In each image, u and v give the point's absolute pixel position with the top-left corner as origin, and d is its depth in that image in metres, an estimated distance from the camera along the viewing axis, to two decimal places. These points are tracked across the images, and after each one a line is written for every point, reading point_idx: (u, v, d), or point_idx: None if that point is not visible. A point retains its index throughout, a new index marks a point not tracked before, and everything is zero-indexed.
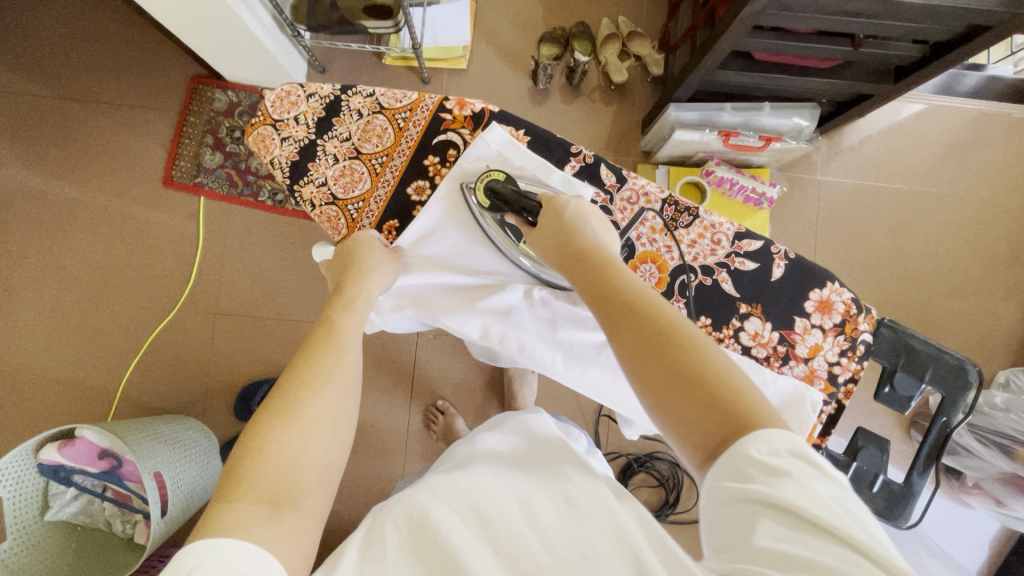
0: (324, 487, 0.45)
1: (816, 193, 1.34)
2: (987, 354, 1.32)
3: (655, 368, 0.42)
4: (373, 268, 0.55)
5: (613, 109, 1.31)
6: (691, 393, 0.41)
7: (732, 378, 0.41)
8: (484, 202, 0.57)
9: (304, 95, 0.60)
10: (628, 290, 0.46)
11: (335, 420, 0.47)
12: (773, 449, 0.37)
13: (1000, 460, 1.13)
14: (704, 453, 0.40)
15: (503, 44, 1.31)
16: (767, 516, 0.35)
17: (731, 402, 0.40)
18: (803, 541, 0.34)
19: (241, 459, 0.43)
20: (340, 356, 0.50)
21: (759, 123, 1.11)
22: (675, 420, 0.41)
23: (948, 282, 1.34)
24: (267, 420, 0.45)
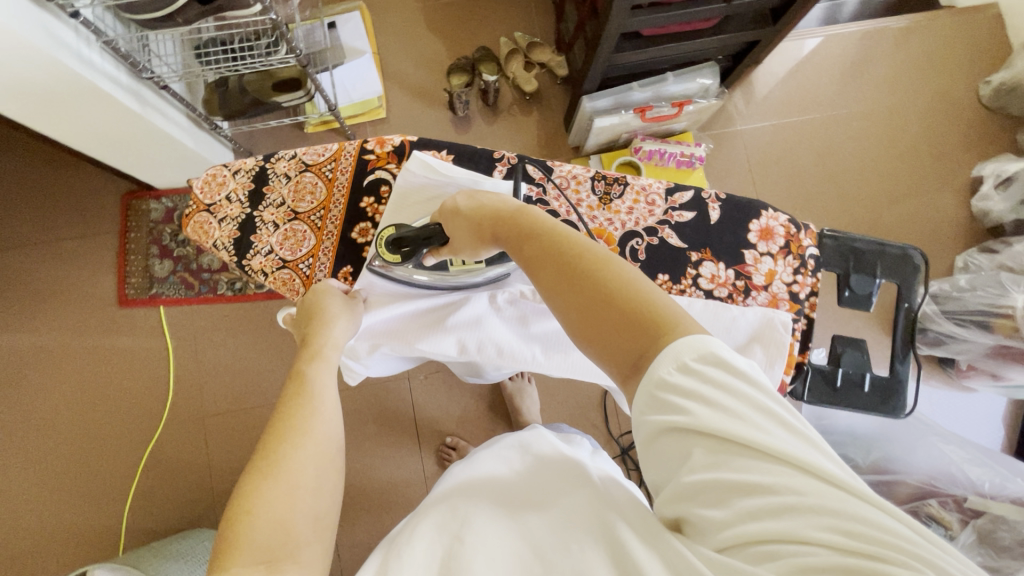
0: (321, 537, 0.45)
1: (742, 141, 1.41)
2: (940, 245, 1.39)
3: (571, 298, 0.46)
4: (337, 314, 0.56)
5: (534, 117, 1.37)
6: (604, 312, 0.44)
7: (642, 290, 0.44)
8: (393, 259, 0.57)
9: (230, 175, 0.63)
10: (537, 239, 0.49)
11: (320, 469, 0.47)
12: (682, 366, 0.41)
13: (981, 335, 1.18)
14: (626, 368, 0.44)
15: (415, 85, 1.36)
16: (692, 443, 0.39)
17: (644, 314, 0.43)
18: (730, 459, 0.38)
19: (231, 524, 0.42)
20: (316, 407, 0.50)
21: (668, 93, 1.17)
22: (594, 341, 0.45)
23: (886, 189, 1.41)
24: (252, 482, 0.44)
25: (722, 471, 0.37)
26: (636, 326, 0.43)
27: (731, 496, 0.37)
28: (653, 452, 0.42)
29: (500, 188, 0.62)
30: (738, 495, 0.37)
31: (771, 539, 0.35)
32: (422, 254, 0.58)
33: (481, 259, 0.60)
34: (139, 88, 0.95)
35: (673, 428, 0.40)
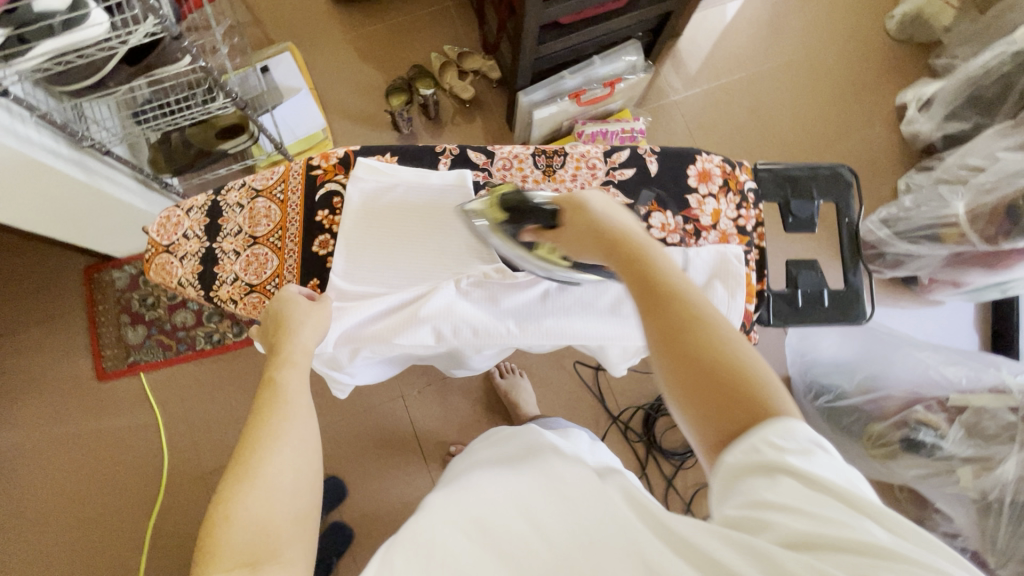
0: (302, 533, 0.45)
1: (679, 111, 1.46)
2: (880, 174, 1.46)
3: (674, 348, 0.43)
4: (303, 321, 0.58)
5: (477, 122, 1.40)
6: (715, 377, 0.41)
7: (751, 365, 0.42)
8: (492, 217, 0.60)
9: (184, 213, 0.64)
10: (661, 281, 0.45)
11: (297, 470, 0.48)
12: (787, 437, 0.38)
13: (934, 248, 1.24)
14: (721, 433, 0.40)
15: (357, 112, 1.39)
16: (782, 473, 0.37)
17: (749, 390, 0.41)
18: (822, 503, 0.35)
19: (212, 529, 0.43)
20: (288, 411, 0.51)
21: (598, 75, 1.22)
22: (696, 397, 0.41)
23: (820, 131, 1.48)
24: (229, 487, 0.45)
25: (815, 511, 0.35)
26: (740, 401, 0.40)
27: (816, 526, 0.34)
28: (731, 478, 0.39)
29: (447, 179, 0.65)
30: (814, 520, 0.34)
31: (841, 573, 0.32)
32: (517, 227, 0.58)
33: (567, 258, 0.58)
34: (84, 158, 0.96)
35: (761, 455, 0.38)
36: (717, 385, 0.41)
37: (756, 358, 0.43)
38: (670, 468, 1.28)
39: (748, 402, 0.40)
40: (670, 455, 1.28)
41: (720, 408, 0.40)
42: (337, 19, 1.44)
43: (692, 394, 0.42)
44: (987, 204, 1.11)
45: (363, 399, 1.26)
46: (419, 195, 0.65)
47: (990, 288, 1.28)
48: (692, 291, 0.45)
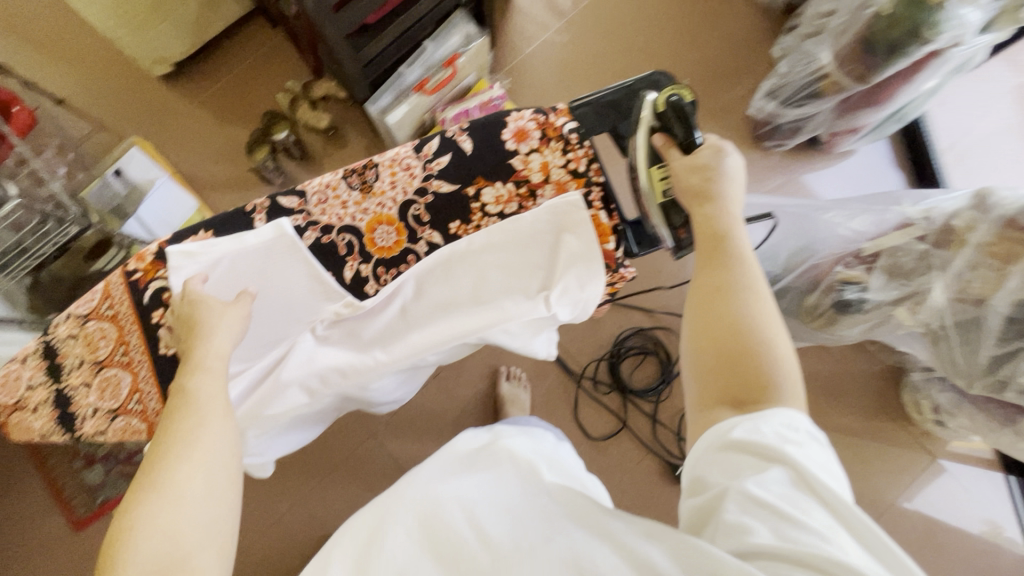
0: (216, 542, 0.46)
1: (539, 61, 1.42)
2: (750, 53, 1.46)
3: (722, 332, 0.53)
4: (215, 326, 0.57)
5: (348, 147, 1.38)
6: (738, 344, 0.52)
7: (781, 362, 0.52)
8: (658, 103, 0.64)
9: (21, 364, 0.62)
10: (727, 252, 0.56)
11: (210, 478, 0.48)
12: (789, 426, 0.47)
13: (820, 104, 1.22)
14: (725, 393, 0.52)
15: (228, 180, 1.35)
16: (774, 464, 0.45)
17: (762, 368, 0.51)
18: (802, 495, 0.42)
19: (115, 544, 0.43)
20: (202, 418, 0.51)
21: (435, 58, 1.18)
22: (713, 344, 0.54)
23: (680, 33, 1.47)
24: (135, 499, 0.45)
25: (784, 498, 0.42)
26: (752, 378, 0.51)
27: (771, 502, 0.42)
28: (726, 444, 0.48)
29: (264, 236, 0.62)
30: (777, 507, 0.41)
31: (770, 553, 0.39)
32: (662, 129, 0.64)
33: (666, 194, 0.64)
34: None
35: (755, 446, 0.46)
36: (734, 349, 0.52)
37: (795, 372, 0.52)
38: (649, 406, 1.29)
39: (766, 391, 0.50)
40: (645, 395, 1.28)
41: (738, 382, 0.51)
42: (175, 97, 1.39)
43: (711, 347, 0.54)
44: (846, 44, 1.08)
45: (338, 452, 1.25)
46: (243, 263, 0.62)
47: (888, 121, 1.27)
48: (774, 324, 0.53)
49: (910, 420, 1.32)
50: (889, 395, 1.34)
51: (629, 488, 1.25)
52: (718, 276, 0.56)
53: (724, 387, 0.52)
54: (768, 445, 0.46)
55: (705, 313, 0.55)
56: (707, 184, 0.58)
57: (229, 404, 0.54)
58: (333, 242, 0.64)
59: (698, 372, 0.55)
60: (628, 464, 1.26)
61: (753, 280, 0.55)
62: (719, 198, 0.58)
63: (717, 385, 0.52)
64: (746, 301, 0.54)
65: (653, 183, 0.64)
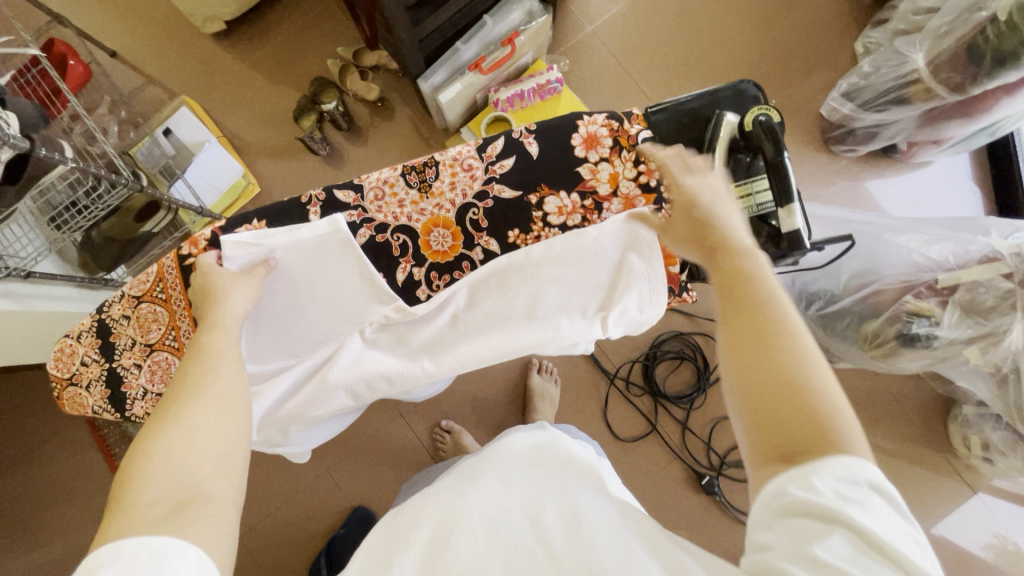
0: (232, 469, 0.46)
1: (600, 41, 1.34)
2: (828, 46, 1.35)
3: (758, 377, 0.44)
4: (229, 288, 0.57)
5: (395, 120, 1.34)
6: (780, 389, 0.43)
7: (836, 403, 0.42)
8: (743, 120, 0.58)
9: (75, 340, 0.62)
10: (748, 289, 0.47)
11: (225, 414, 0.49)
12: (852, 477, 0.38)
13: (905, 111, 1.12)
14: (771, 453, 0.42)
15: (274, 146, 1.34)
16: (835, 529, 0.36)
17: (817, 413, 0.41)
18: (873, 560, 0.35)
19: (128, 467, 0.43)
20: (216, 363, 0.51)
21: (494, 35, 1.12)
22: (747, 396, 0.44)
23: (754, 19, 1.36)
24: (151, 429, 0.45)
25: (852, 566, 0.34)
26: (806, 429, 0.41)
27: (838, 571, 0.34)
28: (782, 509, 0.38)
29: (317, 231, 0.60)
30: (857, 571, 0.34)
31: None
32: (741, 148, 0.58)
33: (739, 214, 0.59)
34: (10, 285, 0.96)
35: (810, 509, 0.37)
36: (775, 391, 0.43)
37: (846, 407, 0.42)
38: (681, 413, 1.26)
39: (822, 440, 0.40)
40: (678, 401, 1.25)
41: (788, 431, 0.41)
42: (224, 56, 1.36)
43: (752, 391, 0.44)
44: (947, 49, 0.98)
45: (367, 428, 1.27)
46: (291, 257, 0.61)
47: (977, 135, 1.16)
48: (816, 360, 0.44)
49: (953, 451, 1.26)
50: (934, 423, 1.28)
51: (652, 492, 1.24)
52: (744, 312, 0.47)
53: (771, 440, 0.42)
54: (820, 501, 0.37)
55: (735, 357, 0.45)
56: (714, 227, 0.50)
57: (241, 360, 0.54)
58: (388, 241, 0.62)
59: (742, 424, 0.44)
60: (654, 468, 1.25)
61: (789, 318, 0.46)
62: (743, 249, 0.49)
63: (762, 435, 0.43)
64: (783, 337, 0.44)
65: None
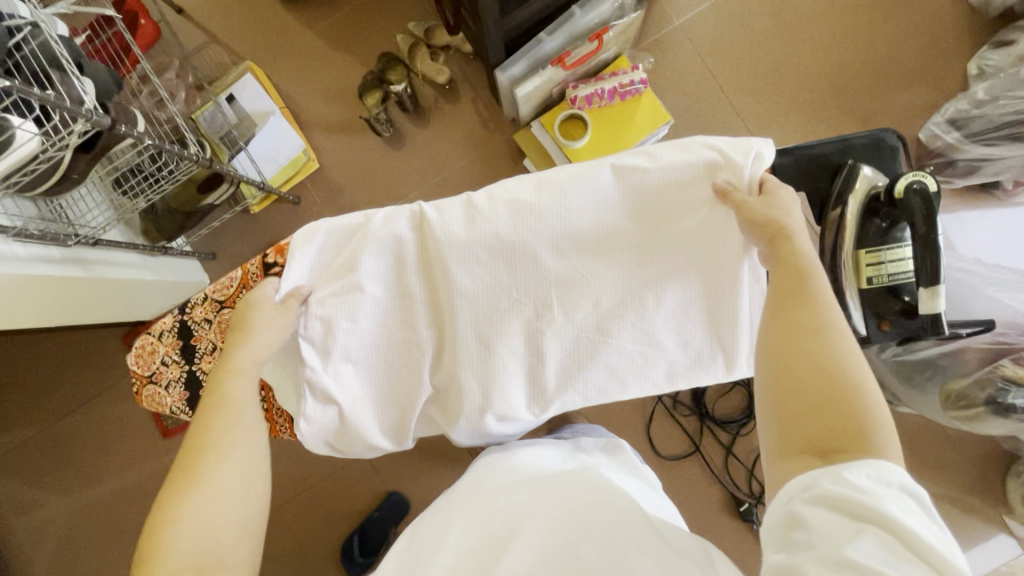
0: (250, 543, 0.50)
1: (687, 37, 1.25)
2: (938, 63, 1.24)
3: (792, 375, 0.47)
4: (259, 330, 0.56)
5: (461, 104, 1.28)
6: (818, 387, 0.46)
7: (869, 405, 0.45)
8: (897, 184, 0.54)
9: (156, 339, 0.63)
10: (801, 285, 0.51)
11: (249, 477, 0.52)
12: (885, 478, 0.40)
13: (1017, 148, 1.04)
14: (797, 448, 0.44)
15: (336, 121, 1.29)
16: (867, 528, 0.37)
17: (854, 405, 0.44)
18: (900, 565, 0.35)
19: (155, 532, 0.47)
20: (236, 418, 0.53)
21: (581, 28, 1.05)
22: (782, 405, 0.47)
23: (858, 25, 1.25)
24: (175, 491, 0.49)
25: (887, 568, 0.35)
26: (833, 422, 0.44)
27: (870, 571, 0.35)
28: (792, 519, 0.41)
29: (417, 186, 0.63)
30: None
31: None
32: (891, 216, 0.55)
33: (865, 280, 0.57)
34: (78, 253, 0.94)
35: (842, 503, 0.39)
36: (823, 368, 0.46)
37: (891, 424, 0.44)
38: (726, 436, 1.23)
39: (856, 437, 0.43)
40: (725, 425, 1.22)
41: (818, 422, 0.45)
42: (291, 20, 1.31)
43: (786, 381, 0.47)
44: None
45: None
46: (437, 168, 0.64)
47: None
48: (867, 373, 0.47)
49: (1008, 508, 1.21)
50: (990, 477, 1.23)
51: (687, 510, 1.23)
52: (801, 316, 0.50)
53: (815, 411, 0.45)
54: (855, 498, 0.39)
55: (778, 343, 0.49)
56: (785, 218, 0.54)
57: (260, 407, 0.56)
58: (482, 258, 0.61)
59: (777, 406, 0.47)
60: (691, 489, 1.23)
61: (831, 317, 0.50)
62: (799, 234, 0.54)
63: (774, 398, 0.47)
64: (830, 341, 0.48)
65: (857, 267, 0.57)
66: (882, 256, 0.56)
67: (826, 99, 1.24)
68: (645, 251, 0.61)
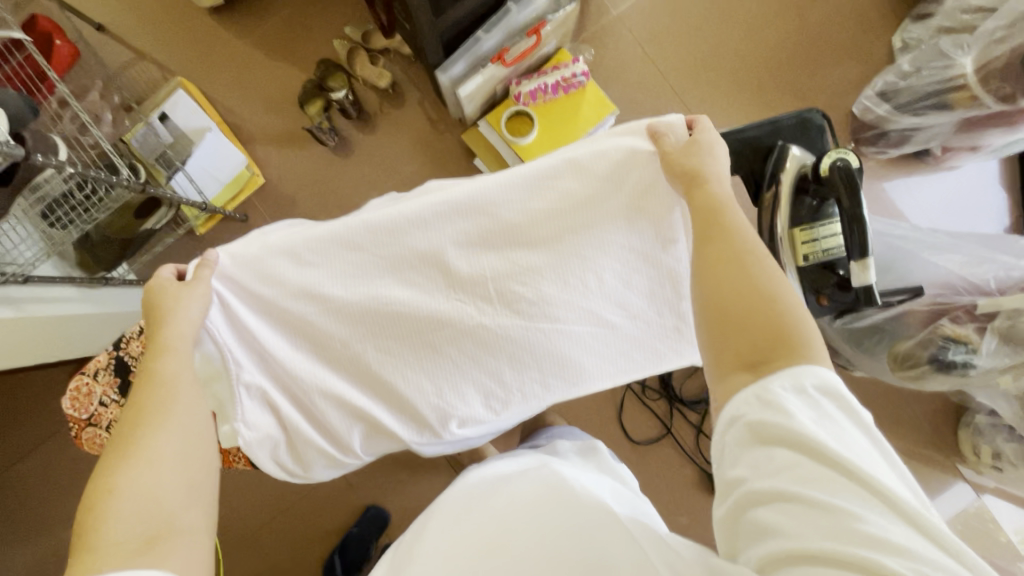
0: (199, 504, 0.47)
1: (626, 27, 1.26)
2: (866, 38, 1.28)
3: (716, 304, 0.48)
4: (178, 302, 0.54)
5: (406, 108, 1.26)
6: (742, 310, 0.46)
7: (789, 315, 0.45)
8: (823, 164, 0.55)
9: (92, 379, 0.60)
10: (720, 215, 0.51)
11: (185, 444, 0.49)
12: (808, 387, 0.41)
13: (942, 116, 1.08)
14: (732, 367, 0.45)
15: (278, 133, 1.25)
16: (799, 451, 0.39)
17: (775, 320, 0.45)
18: (835, 488, 0.37)
19: (90, 507, 0.43)
20: (169, 390, 0.50)
21: (519, 24, 1.04)
22: (714, 335, 0.47)
23: (789, 7, 1.29)
24: (110, 463, 0.45)
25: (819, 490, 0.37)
26: (759, 338, 0.45)
27: (808, 497, 0.37)
28: (740, 448, 0.41)
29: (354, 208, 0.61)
30: (809, 515, 0.37)
31: (808, 555, 0.35)
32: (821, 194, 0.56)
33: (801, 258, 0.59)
34: (7, 291, 0.89)
35: (772, 429, 0.40)
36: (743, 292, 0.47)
37: (819, 335, 0.45)
38: (696, 416, 1.26)
39: (781, 347, 0.44)
40: (694, 405, 1.25)
41: (748, 341, 0.45)
42: (222, 31, 1.26)
43: (715, 313, 0.48)
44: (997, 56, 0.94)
45: None
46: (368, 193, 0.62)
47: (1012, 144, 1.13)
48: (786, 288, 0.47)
49: (962, 457, 1.28)
50: (943, 430, 1.29)
51: (665, 492, 1.25)
52: (721, 241, 0.50)
53: (741, 335, 0.45)
54: (778, 419, 0.40)
55: (706, 275, 0.50)
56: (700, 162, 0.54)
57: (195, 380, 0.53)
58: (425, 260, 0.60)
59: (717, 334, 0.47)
60: (667, 470, 1.25)
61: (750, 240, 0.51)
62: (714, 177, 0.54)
63: (708, 329, 0.48)
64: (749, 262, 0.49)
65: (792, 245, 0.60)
66: (815, 235, 0.58)
67: (763, 81, 1.27)
68: (591, 213, 0.59)
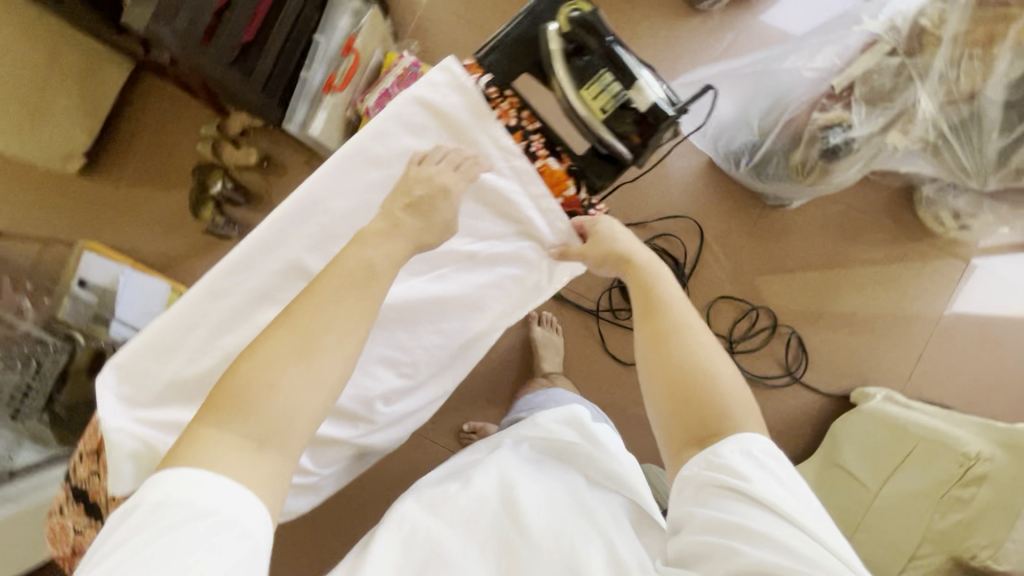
0: (304, 419, 0.46)
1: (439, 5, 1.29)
2: None
3: (670, 377, 0.61)
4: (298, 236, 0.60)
5: (286, 173, 1.30)
6: (687, 388, 0.60)
7: (727, 392, 0.59)
8: (564, 24, 0.64)
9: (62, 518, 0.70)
10: (660, 297, 0.66)
11: (336, 364, 0.48)
12: (753, 455, 0.55)
13: None
14: (688, 442, 0.59)
15: (189, 249, 1.31)
16: (744, 497, 0.53)
17: (712, 393, 0.59)
18: (763, 520, 0.51)
19: (246, 364, 0.46)
20: (359, 299, 0.52)
21: (332, 49, 1.08)
22: (671, 409, 0.61)
23: None
24: (287, 318, 0.48)
25: (749, 523, 0.51)
26: (702, 416, 0.59)
27: (740, 529, 0.51)
28: (699, 491, 0.56)
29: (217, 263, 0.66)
30: (743, 540, 0.50)
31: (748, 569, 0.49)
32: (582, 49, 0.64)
33: (605, 110, 0.63)
34: None
35: (728, 482, 0.54)
36: (687, 372, 0.61)
37: (746, 399, 0.60)
38: None
39: (719, 421, 0.58)
40: None
41: (695, 419, 0.59)
42: (100, 187, 1.32)
43: (667, 385, 0.61)
44: None
45: (398, 463, 1.26)
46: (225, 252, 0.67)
47: None
48: (720, 363, 0.61)
49: (931, 232, 1.27)
50: (905, 216, 1.28)
51: None
52: (661, 319, 0.64)
53: (687, 407, 0.60)
54: (735, 480, 0.54)
55: (657, 352, 0.63)
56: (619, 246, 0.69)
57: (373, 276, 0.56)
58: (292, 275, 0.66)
59: (668, 401, 0.61)
60: None
61: (687, 318, 0.64)
62: (641, 258, 0.68)
63: (662, 395, 0.62)
64: (686, 339, 0.62)
65: (591, 106, 0.64)
66: (601, 85, 0.63)
67: None
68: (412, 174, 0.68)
